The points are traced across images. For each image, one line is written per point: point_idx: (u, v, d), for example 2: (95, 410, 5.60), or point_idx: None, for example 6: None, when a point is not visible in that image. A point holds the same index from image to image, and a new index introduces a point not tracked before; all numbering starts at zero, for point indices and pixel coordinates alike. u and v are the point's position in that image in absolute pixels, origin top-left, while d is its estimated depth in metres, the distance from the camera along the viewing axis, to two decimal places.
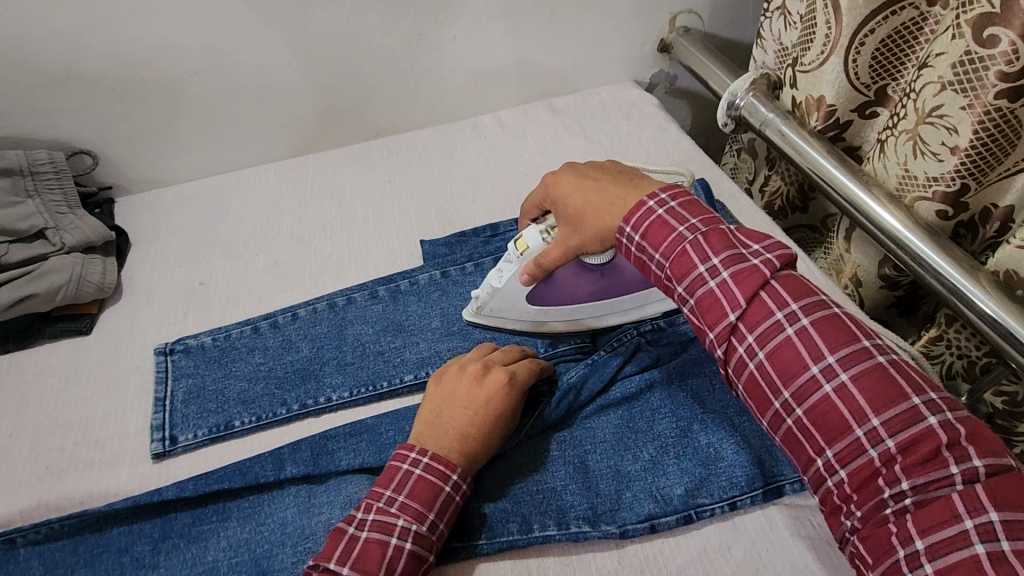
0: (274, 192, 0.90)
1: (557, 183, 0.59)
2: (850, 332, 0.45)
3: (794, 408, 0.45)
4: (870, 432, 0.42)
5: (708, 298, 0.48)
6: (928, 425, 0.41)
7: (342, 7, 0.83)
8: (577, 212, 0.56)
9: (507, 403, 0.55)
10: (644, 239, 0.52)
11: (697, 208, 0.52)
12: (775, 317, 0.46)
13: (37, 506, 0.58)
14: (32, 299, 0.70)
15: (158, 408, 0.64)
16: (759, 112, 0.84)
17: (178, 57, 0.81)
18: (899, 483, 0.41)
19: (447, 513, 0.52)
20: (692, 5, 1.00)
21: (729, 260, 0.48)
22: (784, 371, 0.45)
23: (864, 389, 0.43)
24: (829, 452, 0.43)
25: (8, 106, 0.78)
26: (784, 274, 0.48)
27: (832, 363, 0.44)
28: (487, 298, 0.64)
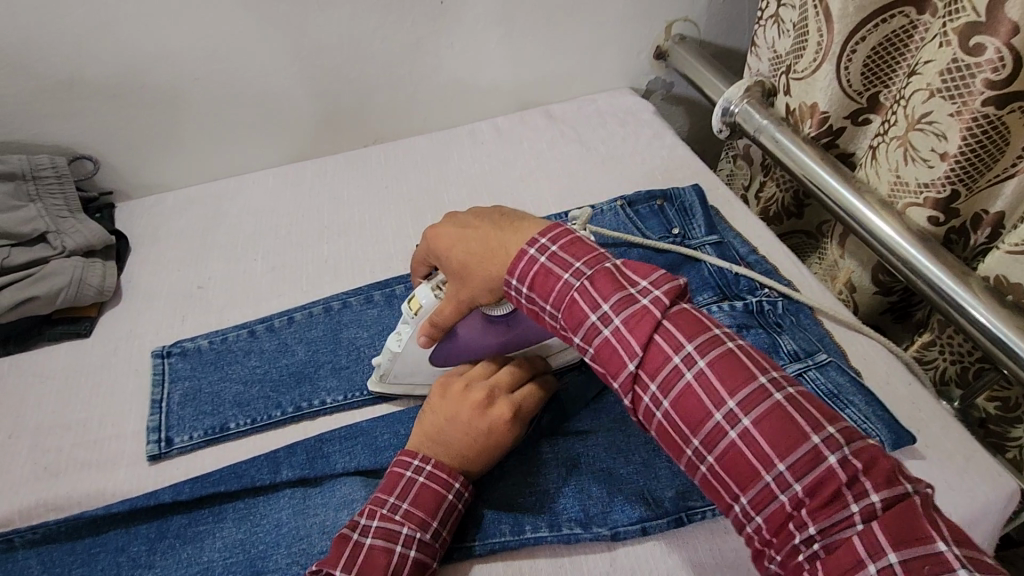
0: (273, 198, 0.91)
1: (437, 238, 0.54)
2: (747, 370, 0.43)
3: (704, 457, 0.43)
4: (777, 478, 0.40)
5: (604, 346, 0.46)
6: (828, 464, 0.39)
7: (341, 14, 0.84)
8: (460, 267, 0.53)
9: (509, 436, 0.55)
10: (532, 290, 0.49)
11: (580, 247, 0.49)
12: (672, 362, 0.44)
13: (35, 507, 0.58)
14: (33, 302, 0.71)
15: (156, 410, 0.64)
16: (753, 118, 0.85)
17: (178, 64, 0.82)
18: (808, 527, 0.39)
19: (449, 521, 0.53)
20: (688, 14, 1.01)
21: (618, 305, 0.46)
22: (689, 418, 0.43)
23: (766, 432, 0.41)
24: (742, 500, 0.42)
25: (10, 111, 0.79)
26: (675, 312, 0.46)
27: (733, 408, 0.42)
28: (388, 364, 0.61)
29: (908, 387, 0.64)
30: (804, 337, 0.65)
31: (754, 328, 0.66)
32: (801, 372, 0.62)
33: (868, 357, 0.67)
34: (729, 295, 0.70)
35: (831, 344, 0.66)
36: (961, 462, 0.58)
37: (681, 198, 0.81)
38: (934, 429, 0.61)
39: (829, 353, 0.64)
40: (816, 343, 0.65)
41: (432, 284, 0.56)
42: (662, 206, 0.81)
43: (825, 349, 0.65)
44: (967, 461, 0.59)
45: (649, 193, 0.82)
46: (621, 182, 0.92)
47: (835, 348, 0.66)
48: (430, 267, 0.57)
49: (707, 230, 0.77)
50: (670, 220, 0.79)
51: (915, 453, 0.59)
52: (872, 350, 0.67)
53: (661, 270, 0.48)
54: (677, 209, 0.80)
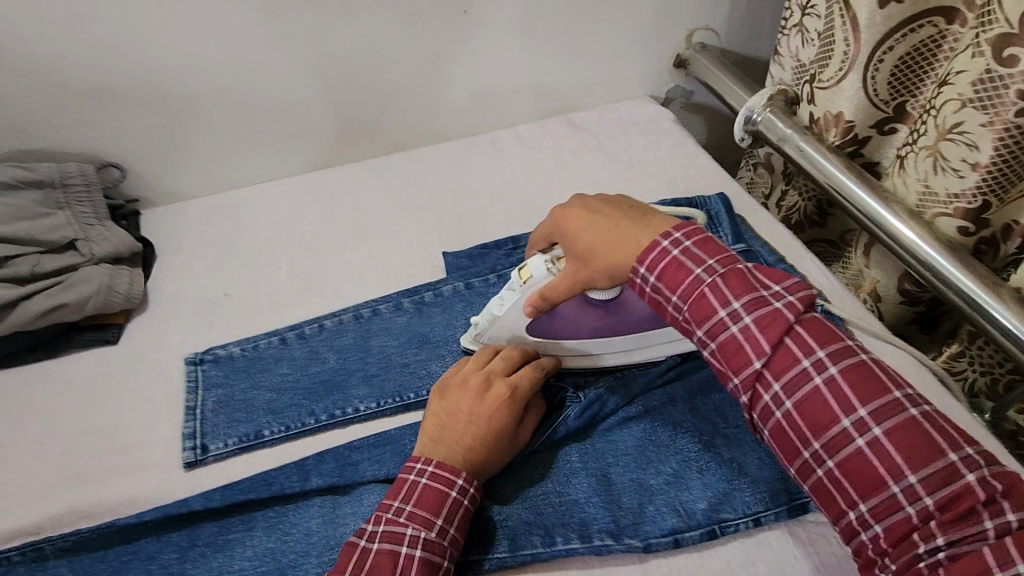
0: (297, 205, 0.91)
1: (565, 218, 0.58)
2: (881, 381, 0.44)
3: (825, 460, 0.45)
4: (906, 489, 0.42)
5: (729, 342, 0.48)
6: (965, 481, 0.40)
7: (367, 24, 0.85)
8: (583, 249, 0.56)
9: (510, 414, 0.56)
10: (660, 280, 0.51)
11: (713, 245, 0.51)
12: (802, 366, 0.46)
13: (67, 514, 0.59)
14: (63, 309, 0.71)
15: (189, 417, 0.65)
16: (776, 127, 0.85)
17: (206, 72, 0.83)
18: (934, 538, 0.40)
19: (456, 520, 0.52)
20: (709, 22, 1.01)
21: (751, 305, 0.48)
22: (815, 422, 0.45)
23: (898, 443, 0.42)
24: (862, 506, 0.43)
25: (40, 120, 0.80)
26: (809, 318, 0.48)
27: (864, 416, 0.44)
28: (486, 327, 0.64)
29: (941, 399, 0.64)
30: None
31: None
32: None
33: (898, 367, 0.66)
34: None
35: None
36: None
37: (707, 206, 0.81)
38: None
39: None
40: None
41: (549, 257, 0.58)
42: None
43: None
44: None
45: (675, 202, 0.82)
46: (643, 191, 0.91)
47: None
48: (552, 241, 0.60)
49: (734, 239, 0.77)
50: None
51: None
52: (903, 362, 0.67)
53: (793, 278, 0.50)
54: (703, 218, 0.80)
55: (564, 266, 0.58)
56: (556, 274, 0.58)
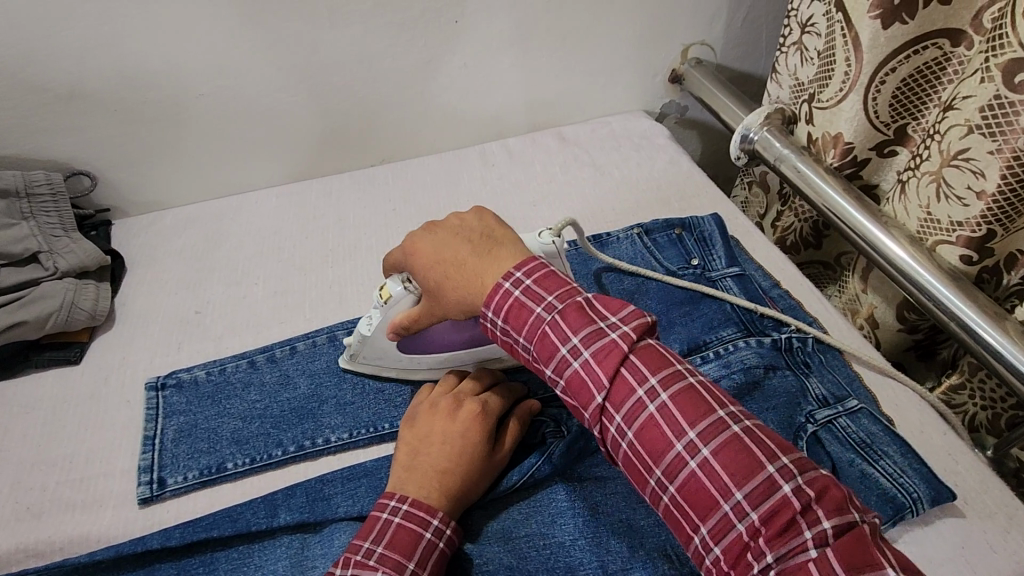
0: (276, 219, 0.88)
1: (415, 249, 0.53)
2: (706, 401, 0.43)
3: (666, 487, 0.42)
4: (734, 506, 0.39)
5: (574, 378, 0.45)
6: (783, 493, 0.38)
7: (350, 31, 0.81)
8: (433, 287, 0.52)
9: (484, 431, 0.55)
10: (507, 322, 0.48)
11: (554, 281, 0.48)
12: (636, 395, 0.43)
13: (14, 552, 0.54)
14: (21, 327, 0.67)
15: (149, 447, 0.61)
16: (774, 147, 0.83)
17: (181, 79, 0.79)
18: (765, 557, 0.38)
19: (429, 564, 0.48)
20: (705, 37, 0.99)
21: (588, 339, 0.45)
22: (650, 448, 0.42)
23: (725, 461, 0.40)
24: (701, 531, 0.40)
25: (4, 125, 0.76)
26: (642, 346, 0.45)
27: (692, 438, 0.41)
28: (358, 346, 0.62)
29: (943, 436, 0.61)
30: (833, 381, 0.63)
31: (782, 368, 0.63)
32: (831, 419, 0.59)
33: (898, 402, 0.64)
34: (753, 332, 0.67)
35: (861, 388, 0.63)
36: (1003, 521, 0.55)
37: (700, 227, 0.79)
38: (973, 484, 0.58)
39: (860, 399, 0.62)
40: (846, 387, 0.63)
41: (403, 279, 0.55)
42: (680, 234, 0.79)
43: (855, 395, 0.62)
44: (1010, 521, 0.56)
45: (667, 221, 0.80)
46: (635, 209, 0.89)
47: (866, 393, 0.63)
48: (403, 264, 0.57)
49: (728, 262, 0.75)
50: (689, 250, 0.77)
51: (954, 510, 0.56)
52: (904, 397, 0.64)
53: (631, 307, 0.47)
54: (696, 240, 0.78)
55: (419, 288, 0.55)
56: (414, 294, 0.55)
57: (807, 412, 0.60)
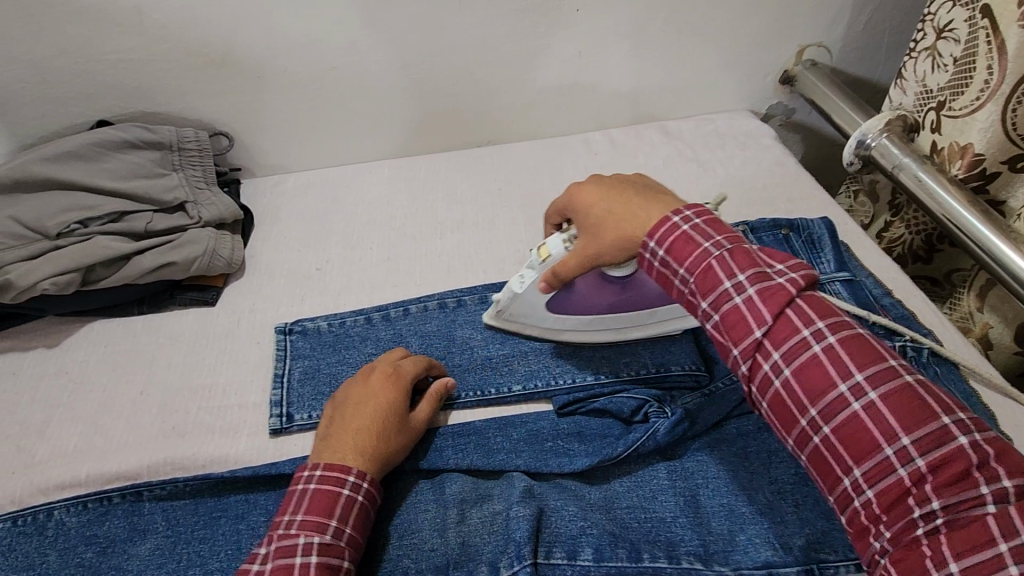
0: (388, 189, 0.93)
1: (577, 193, 0.58)
2: (877, 350, 0.42)
3: (820, 426, 0.42)
4: (899, 451, 0.39)
5: (733, 314, 0.46)
6: (958, 444, 0.38)
7: (478, 15, 0.85)
8: (593, 222, 0.55)
9: (395, 394, 0.59)
10: (668, 254, 0.50)
11: (720, 225, 0.49)
12: (801, 335, 0.44)
13: (163, 464, 0.60)
14: (172, 267, 0.74)
15: (277, 384, 0.66)
16: (892, 154, 0.81)
17: (320, 53, 0.84)
18: (929, 503, 0.38)
19: (352, 518, 0.50)
20: (823, 39, 0.98)
21: (754, 277, 0.46)
22: (810, 388, 0.43)
23: (892, 408, 0.40)
24: (856, 472, 0.41)
25: (165, 85, 0.83)
26: (809, 293, 0.46)
27: (860, 381, 0.41)
28: (507, 304, 0.65)
29: None
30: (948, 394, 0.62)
31: None
32: None
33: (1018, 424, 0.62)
34: None
35: (978, 405, 0.62)
36: None
37: (809, 229, 0.78)
38: None
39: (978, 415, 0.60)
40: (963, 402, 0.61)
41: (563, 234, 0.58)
42: (787, 235, 0.78)
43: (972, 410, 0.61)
44: None
45: (775, 221, 0.80)
46: (739, 207, 0.88)
47: (983, 410, 0.62)
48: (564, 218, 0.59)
49: (837, 266, 0.74)
50: (796, 251, 0.77)
51: None
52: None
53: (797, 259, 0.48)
54: (804, 241, 0.78)
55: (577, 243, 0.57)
56: (570, 250, 0.57)
57: None
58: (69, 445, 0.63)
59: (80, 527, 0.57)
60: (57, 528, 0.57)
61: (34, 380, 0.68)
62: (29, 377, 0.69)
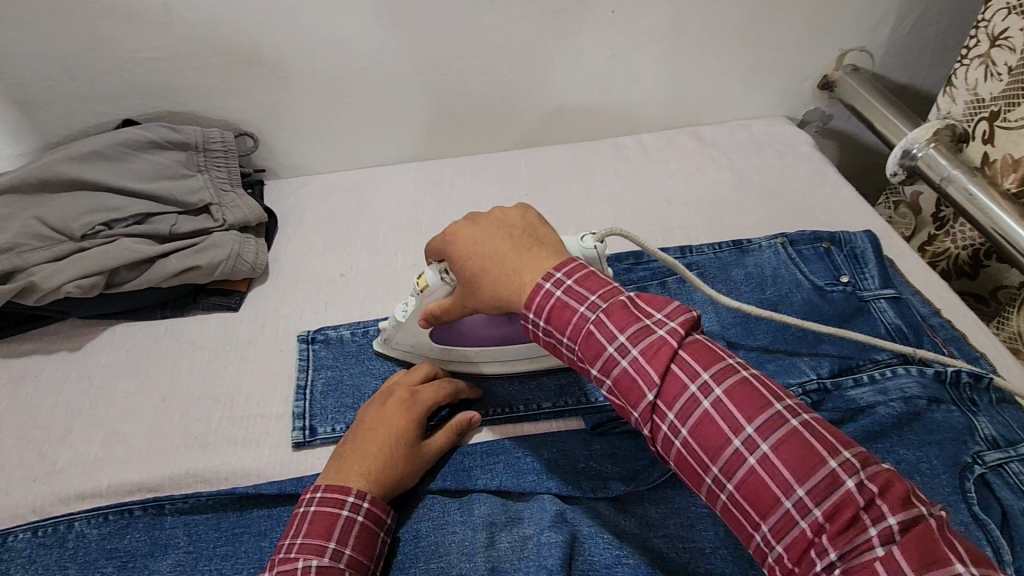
0: (413, 193, 0.91)
1: (455, 238, 0.53)
2: (762, 395, 0.40)
3: (722, 485, 0.39)
4: (796, 503, 0.36)
5: (623, 377, 0.43)
6: (847, 488, 0.35)
7: (509, 15, 0.82)
8: (468, 276, 0.52)
9: (409, 420, 0.58)
10: (550, 322, 0.46)
11: (596, 280, 0.46)
12: (688, 391, 0.41)
13: (185, 476, 0.59)
14: (196, 271, 0.72)
15: (300, 396, 0.65)
16: (939, 165, 0.78)
17: (348, 52, 0.82)
18: (828, 554, 0.35)
19: (350, 539, 0.50)
20: (866, 43, 0.94)
21: (635, 337, 0.43)
22: (705, 445, 0.40)
23: (784, 457, 0.37)
24: (762, 528, 0.38)
25: (190, 84, 0.82)
26: (691, 341, 0.43)
27: (750, 433, 0.38)
28: (392, 333, 0.64)
29: None
30: (1004, 424, 0.58)
31: (946, 402, 0.59)
32: (1003, 463, 0.54)
33: None
34: (911, 358, 0.63)
35: None
36: None
37: (851, 243, 0.75)
38: None
39: None
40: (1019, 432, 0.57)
41: (439, 268, 0.56)
42: (828, 249, 0.75)
43: None
44: None
45: (815, 234, 0.77)
46: (775, 219, 0.85)
47: None
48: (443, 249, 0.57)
49: (882, 282, 0.70)
50: (838, 266, 0.73)
51: None
52: None
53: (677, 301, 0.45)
54: (846, 256, 0.74)
55: (453, 280, 0.55)
56: (447, 286, 0.56)
57: (975, 452, 0.55)
58: (91, 453, 0.62)
59: (100, 539, 0.55)
60: (78, 540, 0.55)
61: (56, 385, 0.68)
62: (52, 381, 0.68)
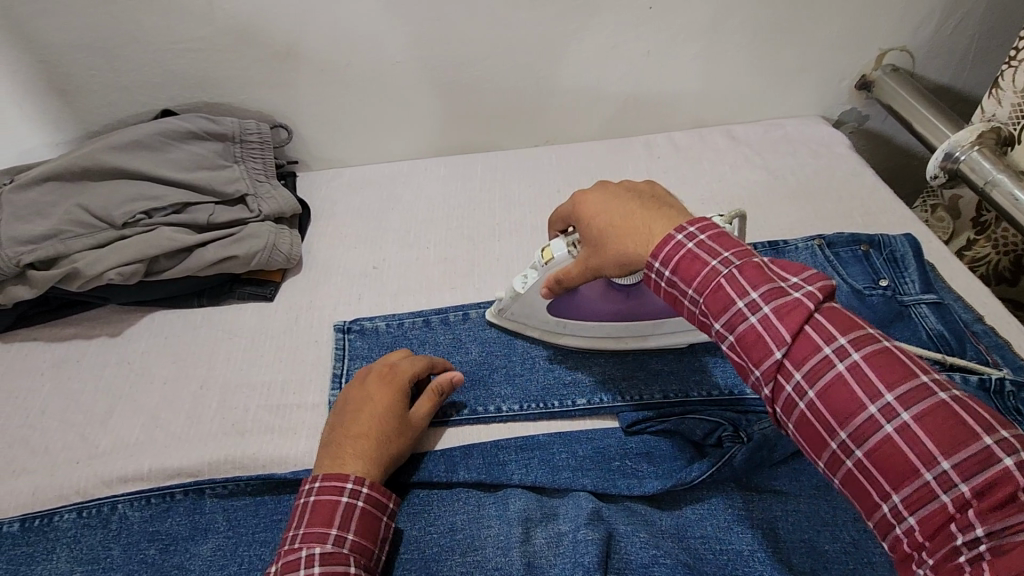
0: (444, 187, 0.91)
1: (584, 202, 0.54)
2: (907, 364, 0.38)
3: (852, 449, 0.38)
4: (938, 475, 0.35)
5: (750, 335, 0.42)
6: (1003, 466, 0.34)
7: (546, 11, 0.82)
8: (595, 236, 0.52)
9: (389, 392, 0.59)
10: (676, 274, 0.46)
11: (728, 241, 0.45)
12: (823, 353, 0.40)
13: (223, 462, 0.60)
14: (233, 261, 0.73)
15: (336, 386, 0.65)
16: (983, 169, 0.76)
17: (383, 47, 0.83)
18: (973, 529, 0.34)
19: (352, 525, 0.50)
20: (906, 42, 0.92)
21: (769, 296, 0.42)
22: (837, 410, 0.39)
23: (929, 428, 0.36)
24: (895, 497, 0.36)
25: (229, 76, 0.83)
26: (829, 307, 0.41)
27: (891, 401, 0.37)
28: (511, 305, 0.65)
29: None
30: None
31: None
32: None
33: None
34: (954, 366, 0.62)
35: None
36: None
37: (891, 247, 0.73)
38: None
39: None
40: None
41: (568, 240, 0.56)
42: (867, 252, 0.74)
43: None
44: None
45: (854, 236, 0.75)
46: (810, 219, 0.84)
47: None
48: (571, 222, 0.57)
49: (923, 287, 0.69)
50: (877, 269, 0.72)
51: None
52: None
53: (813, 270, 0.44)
54: (885, 259, 0.73)
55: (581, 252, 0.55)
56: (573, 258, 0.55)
57: None
58: (131, 437, 0.63)
59: (142, 522, 0.57)
60: (120, 522, 0.57)
61: (96, 369, 0.69)
62: (92, 366, 0.69)
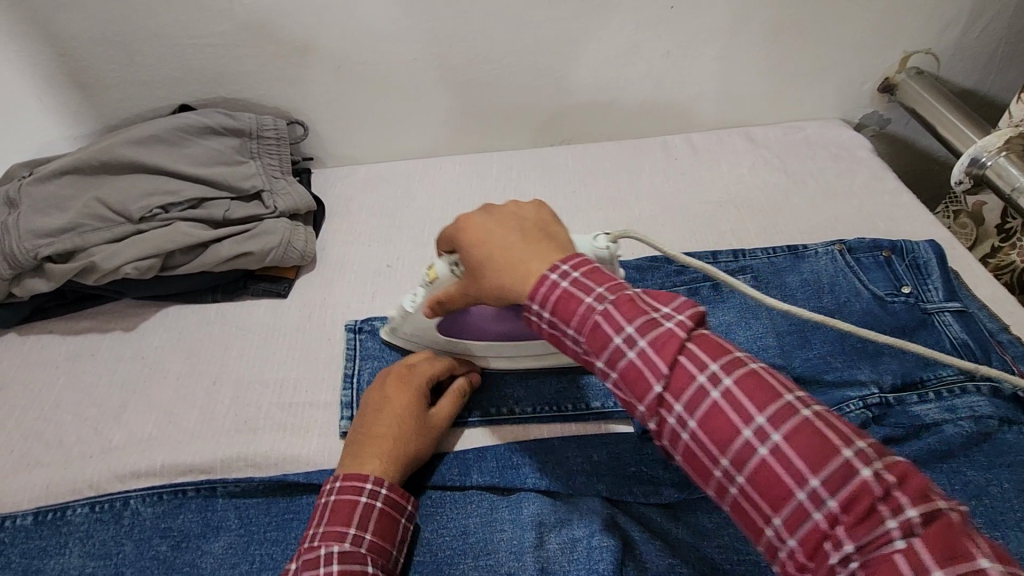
0: (459, 185, 0.90)
1: (466, 227, 0.50)
2: (771, 386, 0.37)
3: (734, 477, 0.36)
4: (810, 495, 0.34)
5: (629, 370, 0.40)
6: (862, 478, 0.33)
7: (566, 10, 0.81)
8: (473, 266, 0.49)
9: (415, 392, 0.58)
10: (554, 315, 0.43)
11: (601, 273, 0.43)
12: (697, 383, 0.38)
13: (236, 460, 0.60)
14: (247, 257, 0.73)
15: (348, 384, 0.65)
16: (1010, 175, 0.74)
17: (402, 44, 0.82)
18: (843, 547, 0.33)
19: (371, 525, 0.50)
20: (931, 45, 0.90)
21: (643, 327, 0.40)
22: (716, 439, 0.37)
23: (798, 448, 0.35)
24: (774, 522, 0.35)
25: (246, 72, 0.83)
26: (699, 334, 0.40)
27: (762, 424, 0.36)
28: (401, 322, 0.63)
29: None
30: None
31: (1019, 423, 0.57)
32: None
33: None
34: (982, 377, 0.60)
35: None
36: None
37: (914, 252, 0.72)
38: None
39: None
40: None
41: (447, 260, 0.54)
42: (888, 258, 0.72)
43: None
44: None
45: (875, 242, 0.74)
46: (830, 224, 0.83)
47: None
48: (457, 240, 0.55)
49: (947, 295, 0.68)
50: (899, 275, 0.71)
51: None
52: None
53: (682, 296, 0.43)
54: (908, 265, 0.71)
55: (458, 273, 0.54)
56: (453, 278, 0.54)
57: None
58: (145, 432, 0.63)
59: (154, 518, 0.57)
60: (133, 518, 0.57)
61: (111, 363, 0.69)
62: (107, 360, 0.69)
